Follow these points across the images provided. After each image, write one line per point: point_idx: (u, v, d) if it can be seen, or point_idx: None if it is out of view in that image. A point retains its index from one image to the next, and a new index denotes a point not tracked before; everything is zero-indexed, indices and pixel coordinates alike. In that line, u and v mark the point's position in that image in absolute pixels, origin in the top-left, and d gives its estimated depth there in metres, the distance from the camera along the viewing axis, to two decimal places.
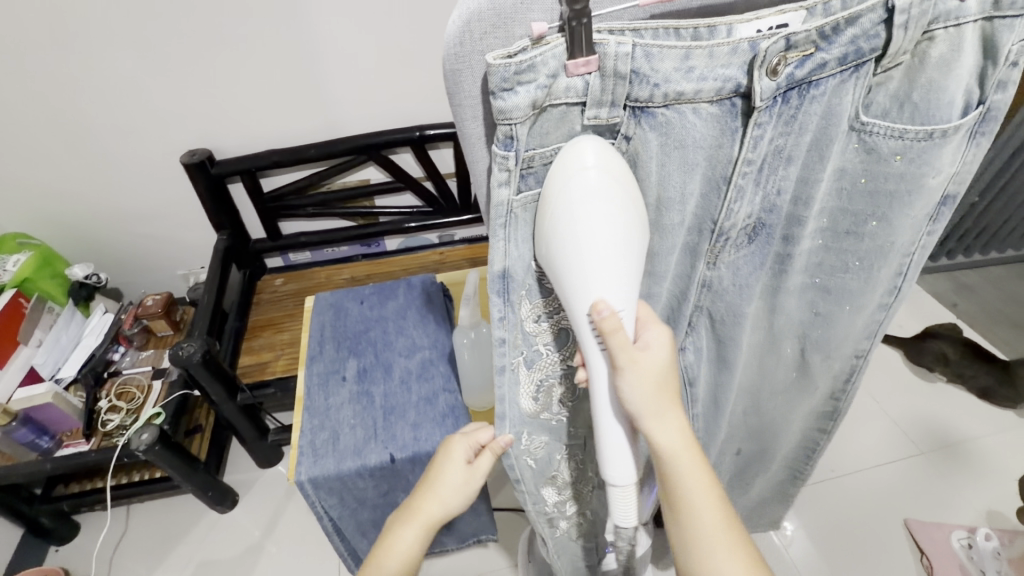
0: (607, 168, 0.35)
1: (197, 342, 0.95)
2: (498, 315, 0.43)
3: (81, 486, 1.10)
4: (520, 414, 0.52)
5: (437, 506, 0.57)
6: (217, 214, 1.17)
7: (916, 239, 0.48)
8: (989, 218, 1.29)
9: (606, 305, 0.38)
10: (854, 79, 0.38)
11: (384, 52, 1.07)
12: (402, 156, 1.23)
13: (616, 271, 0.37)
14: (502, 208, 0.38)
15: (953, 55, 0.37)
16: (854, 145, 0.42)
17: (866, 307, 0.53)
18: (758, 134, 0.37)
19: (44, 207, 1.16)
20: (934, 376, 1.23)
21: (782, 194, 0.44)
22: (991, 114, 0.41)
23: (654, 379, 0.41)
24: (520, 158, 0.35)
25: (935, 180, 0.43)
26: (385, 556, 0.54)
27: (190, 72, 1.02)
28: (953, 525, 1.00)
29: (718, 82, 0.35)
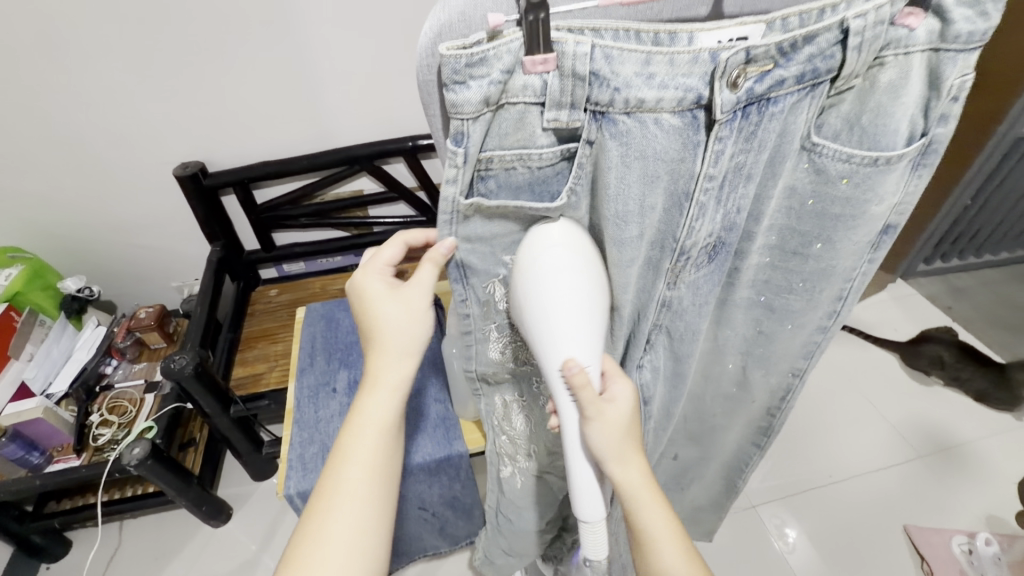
0: (570, 245, 0.42)
1: (189, 355, 0.94)
2: (459, 295, 0.47)
3: (72, 502, 1.08)
4: (485, 358, 0.54)
5: (395, 363, 0.47)
6: (210, 226, 1.17)
7: (859, 265, 0.51)
8: (981, 222, 1.30)
9: (575, 362, 0.43)
10: (811, 99, 0.39)
11: (374, 62, 1.08)
12: (395, 167, 1.24)
13: (580, 332, 0.43)
14: (449, 203, 0.38)
15: (902, 82, 0.39)
16: (804, 164, 0.43)
17: (805, 327, 0.56)
18: (719, 148, 0.37)
19: (34, 219, 1.15)
20: (930, 379, 1.23)
21: (740, 213, 0.44)
22: (933, 146, 0.42)
23: (619, 427, 0.45)
24: (470, 157, 0.35)
25: (878, 207, 0.45)
26: (355, 440, 0.46)
27: (184, 83, 1.02)
28: (952, 530, 0.99)
29: (680, 92, 0.34)
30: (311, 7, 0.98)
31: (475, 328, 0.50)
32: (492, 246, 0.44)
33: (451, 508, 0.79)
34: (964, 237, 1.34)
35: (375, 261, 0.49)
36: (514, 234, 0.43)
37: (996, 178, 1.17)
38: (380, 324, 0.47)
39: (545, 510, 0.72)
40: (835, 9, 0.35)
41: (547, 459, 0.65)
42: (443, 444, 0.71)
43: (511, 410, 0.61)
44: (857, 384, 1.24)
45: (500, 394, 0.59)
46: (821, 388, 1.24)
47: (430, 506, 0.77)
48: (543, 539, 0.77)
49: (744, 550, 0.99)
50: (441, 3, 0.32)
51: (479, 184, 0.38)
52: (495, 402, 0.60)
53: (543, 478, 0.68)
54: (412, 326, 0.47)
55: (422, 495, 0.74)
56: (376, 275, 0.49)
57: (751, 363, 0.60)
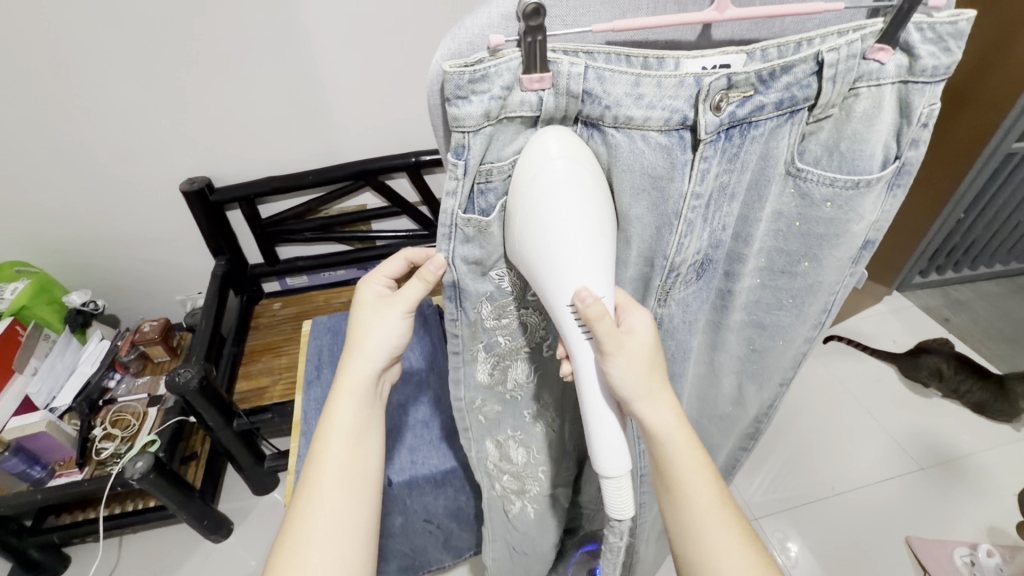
0: (572, 158, 0.36)
1: (194, 368, 0.95)
2: (450, 314, 0.47)
3: (71, 517, 1.07)
4: (473, 381, 0.53)
5: (356, 366, 0.46)
6: (215, 240, 1.18)
7: (841, 279, 0.52)
8: (975, 234, 1.32)
9: (589, 292, 0.38)
10: (790, 125, 0.41)
11: (379, 81, 1.10)
12: (398, 182, 1.26)
13: (591, 258, 0.38)
14: (445, 216, 0.39)
15: (875, 111, 0.41)
16: (790, 189, 0.45)
17: (795, 340, 0.57)
18: (705, 167, 0.39)
19: (41, 234, 1.16)
20: (929, 391, 1.24)
21: (726, 230, 0.46)
22: (906, 168, 0.44)
23: (643, 361, 0.41)
24: (471, 169, 0.36)
25: (859, 225, 0.46)
26: (327, 445, 0.45)
27: (193, 100, 1.05)
28: (954, 542, 0.99)
29: (666, 112, 0.36)
30: (318, 28, 1.01)
31: (464, 350, 0.50)
32: (483, 265, 0.43)
33: (455, 520, 0.79)
34: (958, 249, 1.36)
35: (375, 271, 0.49)
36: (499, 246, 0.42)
37: (987, 192, 1.19)
38: (359, 331, 0.47)
39: (548, 533, 0.71)
40: (812, 42, 0.37)
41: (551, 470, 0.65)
42: (449, 454, 0.72)
43: (507, 449, 0.60)
44: (857, 395, 1.25)
45: (490, 436, 0.59)
46: (821, 399, 1.25)
47: (435, 518, 0.77)
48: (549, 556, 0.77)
49: None
50: (451, 33, 0.33)
51: (480, 198, 0.39)
52: (488, 448, 0.60)
53: (549, 501, 0.67)
54: (391, 334, 0.47)
55: (427, 507, 0.74)
56: (373, 285, 0.49)
57: (746, 380, 0.61)
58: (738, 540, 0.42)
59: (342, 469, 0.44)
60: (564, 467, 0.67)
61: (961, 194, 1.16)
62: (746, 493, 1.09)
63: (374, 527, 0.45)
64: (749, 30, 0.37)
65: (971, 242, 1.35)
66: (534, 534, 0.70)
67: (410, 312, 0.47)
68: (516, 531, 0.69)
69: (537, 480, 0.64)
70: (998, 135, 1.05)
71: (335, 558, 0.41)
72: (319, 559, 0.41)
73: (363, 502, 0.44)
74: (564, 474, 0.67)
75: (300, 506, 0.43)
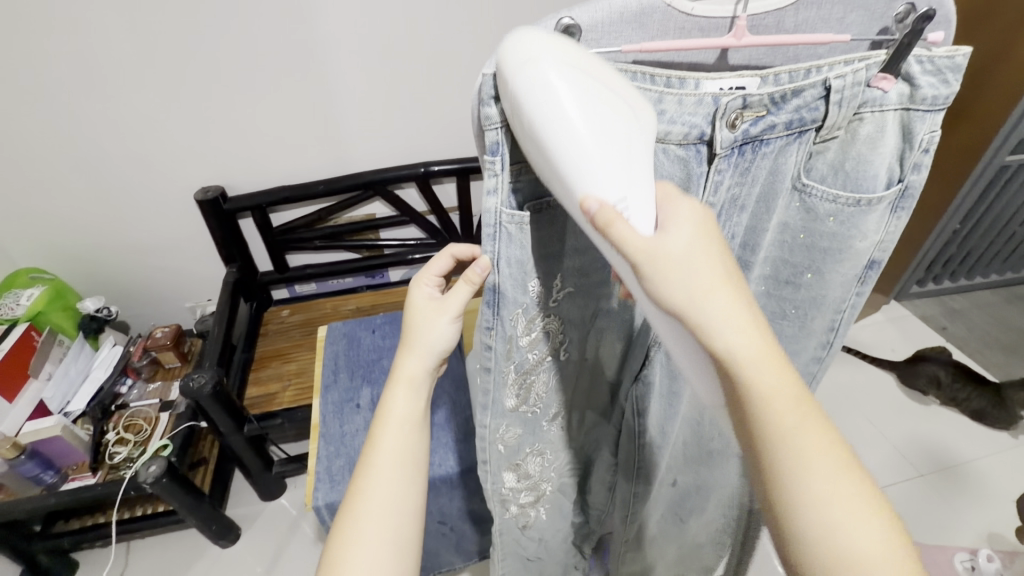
0: (551, 55, 0.30)
1: (209, 374, 0.96)
2: (487, 324, 0.46)
3: (82, 522, 1.09)
4: (502, 407, 0.52)
5: (412, 362, 0.47)
6: (228, 249, 1.21)
7: (846, 299, 0.54)
8: (970, 245, 1.35)
9: (594, 201, 0.31)
10: (798, 144, 0.43)
11: (389, 94, 1.14)
12: (407, 191, 1.28)
13: (596, 158, 0.30)
14: (490, 215, 0.40)
15: (878, 135, 0.43)
16: (796, 203, 0.48)
17: (802, 353, 0.60)
18: (718, 179, 0.41)
19: (57, 240, 1.18)
20: (926, 398, 1.26)
21: (734, 238, 0.48)
22: (909, 191, 0.46)
23: (682, 264, 0.33)
24: (507, 165, 0.38)
25: (861, 242, 0.49)
26: (384, 434, 0.46)
27: (209, 111, 1.08)
28: (956, 548, 1.00)
29: (685, 127, 0.39)
30: (333, 43, 1.04)
31: (495, 369, 0.49)
32: (523, 273, 0.44)
33: (467, 521, 0.80)
34: (955, 259, 1.39)
35: (425, 270, 0.50)
36: (530, 257, 0.43)
37: (982, 204, 1.23)
38: (412, 328, 0.48)
39: (559, 531, 0.75)
40: (819, 69, 0.39)
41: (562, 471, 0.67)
42: (461, 457, 0.74)
43: (525, 466, 0.61)
44: (857, 403, 1.27)
45: (509, 464, 0.59)
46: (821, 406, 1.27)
47: (449, 520, 0.78)
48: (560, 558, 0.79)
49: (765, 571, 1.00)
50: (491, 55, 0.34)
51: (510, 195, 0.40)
52: (506, 476, 0.60)
53: (558, 500, 0.70)
54: (444, 336, 0.48)
55: (442, 508, 0.76)
56: (425, 286, 0.50)
57: None
58: (831, 455, 0.33)
59: (395, 457, 0.46)
60: (574, 466, 0.69)
61: (956, 205, 1.19)
62: None
63: (421, 514, 0.47)
64: (764, 56, 0.40)
65: (967, 251, 1.38)
66: (546, 535, 0.73)
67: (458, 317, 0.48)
68: (529, 536, 0.71)
69: (550, 481, 0.66)
70: (991, 148, 1.09)
71: (385, 539, 0.43)
72: (375, 548, 0.43)
73: (414, 489, 0.46)
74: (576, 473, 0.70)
75: (357, 490, 0.45)
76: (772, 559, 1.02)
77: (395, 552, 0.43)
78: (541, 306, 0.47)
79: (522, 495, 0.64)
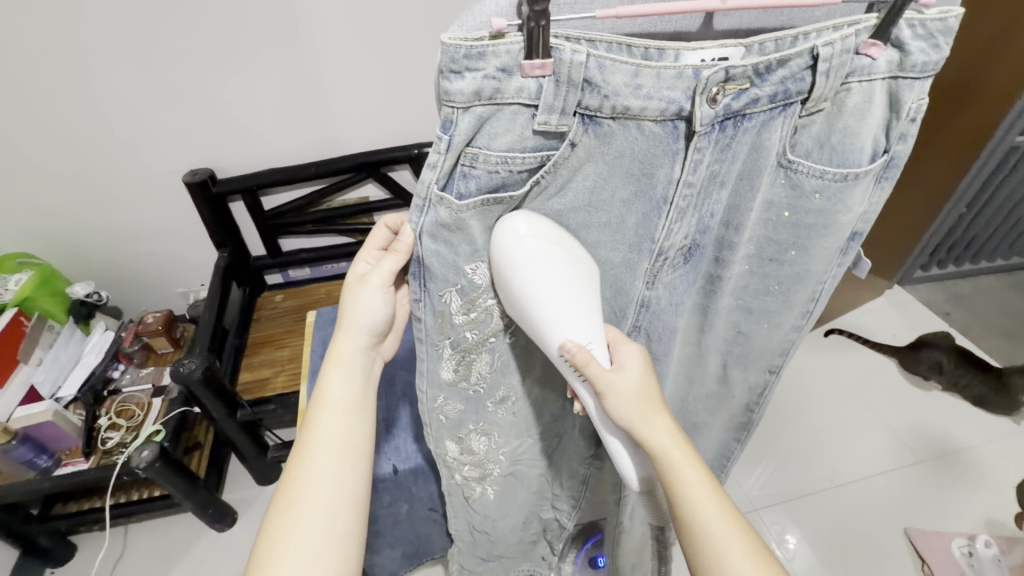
0: (538, 233, 0.40)
1: (198, 359, 0.95)
2: (414, 296, 0.45)
3: (80, 505, 1.09)
4: (437, 378, 0.52)
5: (344, 342, 0.49)
6: (218, 231, 1.18)
7: (828, 269, 0.54)
8: (977, 228, 1.32)
9: (573, 343, 0.42)
10: (782, 118, 0.40)
11: (378, 72, 1.10)
12: (400, 174, 1.26)
13: (572, 310, 0.42)
14: (422, 189, 0.37)
15: (866, 106, 0.41)
16: (781, 180, 0.45)
17: (782, 325, 0.59)
18: (698, 158, 0.39)
19: (45, 225, 1.16)
20: (929, 385, 1.24)
21: (714, 217, 0.46)
22: (894, 162, 0.46)
23: (634, 394, 0.43)
24: (455, 147, 0.35)
25: (846, 217, 0.48)
26: (320, 416, 0.46)
27: (192, 92, 1.04)
28: (953, 533, 1.00)
29: (663, 103, 0.36)
30: (319, 20, 1.01)
31: (428, 341, 0.48)
32: (453, 250, 0.42)
33: None
34: (960, 243, 1.36)
35: (365, 245, 0.49)
36: (471, 240, 0.42)
37: (989, 187, 1.19)
38: (346, 307, 0.49)
39: (510, 514, 0.71)
40: (807, 36, 0.37)
41: (513, 453, 0.64)
42: None
43: (468, 442, 0.59)
44: (857, 388, 1.25)
45: (451, 434, 0.58)
46: (820, 392, 1.25)
47: (439, 506, 0.78)
48: (516, 541, 0.77)
49: None
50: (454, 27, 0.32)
51: (460, 182, 0.38)
52: (449, 445, 0.59)
53: (508, 483, 0.67)
54: (375, 307, 0.48)
55: (431, 493, 0.75)
56: (365, 261, 0.49)
57: (731, 361, 0.63)
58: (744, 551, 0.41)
59: (333, 439, 0.45)
60: (528, 450, 0.65)
61: (963, 187, 1.15)
62: (745, 486, 1.10)
63: (366, 498, 0.46)
64: (759, 20, 0.38)
65: (972, 235, 1.35)
66: (493, 514, 0.70)
67: (387, 287, 0.47)
68: (476, 510, 0.68)
69: (498, 463, 0.64)
70: (1001, 129, 1.05)
71: (326, 526, 0.42)
72: (310, 534, 0.41)
73: (358, 473, 0.45)
74: (530, 456, 0.66)
75: (291, 478, 0.44)
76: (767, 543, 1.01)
77: (331, 539, 0.42)
78: (481, 286, 0.45)
79: (466, 468, 0.62)
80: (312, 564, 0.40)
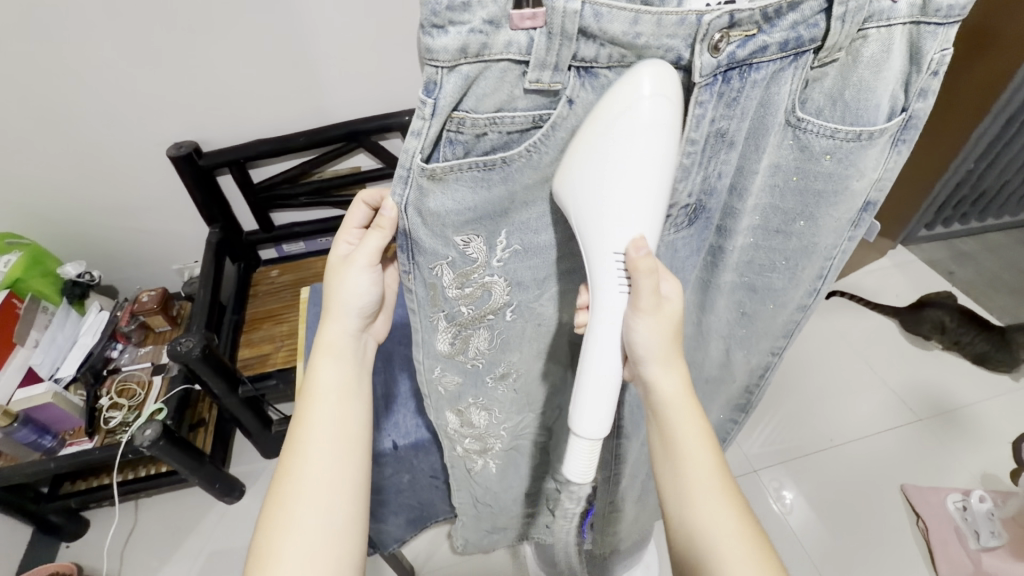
0: (663, 103, 0.33)
1: (196, 337, 0.94)
2: (404, 271, 0.43)
3: (88, 482, 1.10)
4: (433, 349, 0.51)
5: (333, 327, 0.48)
6: (206, 206, 1.15)
7: (838, 243, 0.51)
8: (984, 184, 1.29)
9: (643, 246, 0.37)
10: (792, 69, 0.37)
11: (365, 34, 1.05)
12: (392, 141, 1.22)
13: (652, 211, 0.36)
14: (405, 159, 0.35)
15: (883, 56, 0.38)
16: (789, 141, 0.42)
17: (787, 305, 0.57)
18: (700, 113, 0.36)
19: (31, 204, 1.14)
20: (930, 343, 1.24)
21: (721, 177, 0.43)
22: (912, 122, 0.43)
23: (669, 328, 0.41)
24: (441, 110, 0.32)
25: (859, 182, 0.45)
26: (311, 403, 0.45)
27: (170, 59, 0.99)
28: (948, 488, 1.02)
29: (661, 51, 0.34)
30: None
31: (422, 313, 0.47)
32: (440, 223, 0.40)
33: None
34: (967, 199, 1.34)
35: (343, 225, 0.47)
36: (459, 213, 0.39)
37: (1002, 140, 1.15)
38: (331, 289, 0.47)
39: (512, 486, 0.72)
40: None
41: (516, 432, 0.64)
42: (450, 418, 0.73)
43: (469, 415, 0.59)
44: (857, 350, 1.25)
45: (451, 406, 0.57)
46: (820, 353, 1.25)
47: (441, 475, 0.79)
48: (520, 512, 0.79)
49: (765, 510, 1.02)
50: None
51: (446, 149, 0.36)
52: (449, 417, 0.59)
53: (510, 456, 0.68)
54: (362, 289, 0.47)
55: (433, 466, 0.76)
56: (346, 241, 0.48)
57: (733, 345, 0.62)
58: (729, 507, 0.41)
59: (326, 425, 0.45)
60: (528, 424, 0.65)
61: (973, 141, 1.11)
62: (745, 447, 1.11)
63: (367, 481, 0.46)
64: None
65: (979, 191, 1.32)
66: (495, 487, 0.71)
67: (373, 265, 0.46)
68: (479, 483, 0.69)
69: (500, 437, 0.64)
70: (1017, 78, 1.00)
71: (321, 515, 0.42)
72: (305, 524, 0.41)
73: (353, 462, 0.45)
74: (531, 430, 0.66)
75: (284, 470, 0.43)
76: (766, 499, 1.03)
77: (332, 527, 0.42)
78: (475, 261, 0.44)
79: (468, 441, 0.62)
80: (317, 552, 0.41)
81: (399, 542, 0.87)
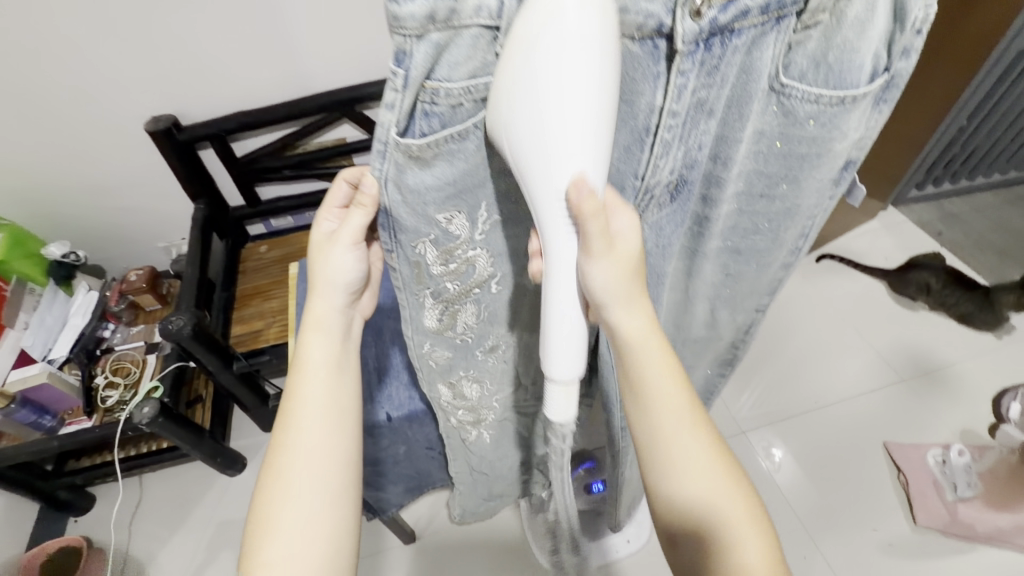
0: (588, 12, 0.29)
1: (186, 316, 0.94)
2: (387, 249, 0.43)
3: (92, 459, 1.13)
4: (421, 326, 0.51)
5: (321, 303, 0.47)
6: (189, 182, 1.12)
7: (820, 203, 0.51)
8: (975, 144, 1.28)
9: (586, 182, 0.33)
10: (775, 33, 0.37)
11: None
12: (376, 111, 1.19)
13: (596, 138, 0.32)
14: (381, 133, 0.34)
15: (868, 16, 0.37)
16: (773, 107, 0.42)
17: (771, 265, 0.57)
18: (682, 83, 0.35)
19: (8, 185, 1.11)
20: (916, 304, 1.26)
21: (702, 149, 0.42)
22: (894, 81, 0.42)
23: (626, 264, 0.38)
24: (413, 82, 0.31)
25: (841, 144, 0.45)
26: (303, 378, 0.46)
27: (139, 29, 0.95)
28: (929, 444, 1.05)
29: (640, 17, 0.33)
30: None
31: (408, 291, 0.47)
32: (420, 200, 0.39)
33: None
34: (958, 159, 1.33)
35: (324, 203, 0.46)
36: (440, 189, 0.39)
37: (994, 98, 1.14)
38: (315, 267, 0.47)
39: (507, 455, 0.74)
40: None
41: (508, 403, 0.66)
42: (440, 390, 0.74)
43: (460, 387, 0.60)
44: (846, 313, 1.27)
45: (443, 378, 0.58)
46: (810, 317, 1.27)
47: (436, 446, 0.80)
48: (515, 479, 0.81)
49: (753, 469, 1.05)
50: None
51: (422, 122, 0.34)
52: (441, 390, 0.59)
53: (503, 426, 0.69)
54: (347, 266, 0.46)
55: (428, 437, 0.77)
56: (327, 219, 0.47)
57: (719, 305, 0.62)
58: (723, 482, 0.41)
59: (318, 401, 0.45)
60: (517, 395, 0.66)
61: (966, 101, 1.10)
62: (735, 410, 1.14)
63: (359, 455, 0.47)
64: None
65: (971, 151, 1.31)
66: (489, 455, 0.73)
67: (357, 244, 0.45)
68: (473, 452, 0.71)
69: (491, 408, 0.65)
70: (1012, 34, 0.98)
71: (315, 485, 0.43)
72: (300, 493, 0.42)
73: (344, 435, 0.45)
74: (521, 400, 0.67)
75: (277, 444, 0.44)
76: (755, 459, 1.07)
77: (326, 498, 0.43)
78: (458, 237, 0.44)
79: (460, 413, 0.64)
80: (313, 521, 0.42)
81: (398, 509, 0.90)
